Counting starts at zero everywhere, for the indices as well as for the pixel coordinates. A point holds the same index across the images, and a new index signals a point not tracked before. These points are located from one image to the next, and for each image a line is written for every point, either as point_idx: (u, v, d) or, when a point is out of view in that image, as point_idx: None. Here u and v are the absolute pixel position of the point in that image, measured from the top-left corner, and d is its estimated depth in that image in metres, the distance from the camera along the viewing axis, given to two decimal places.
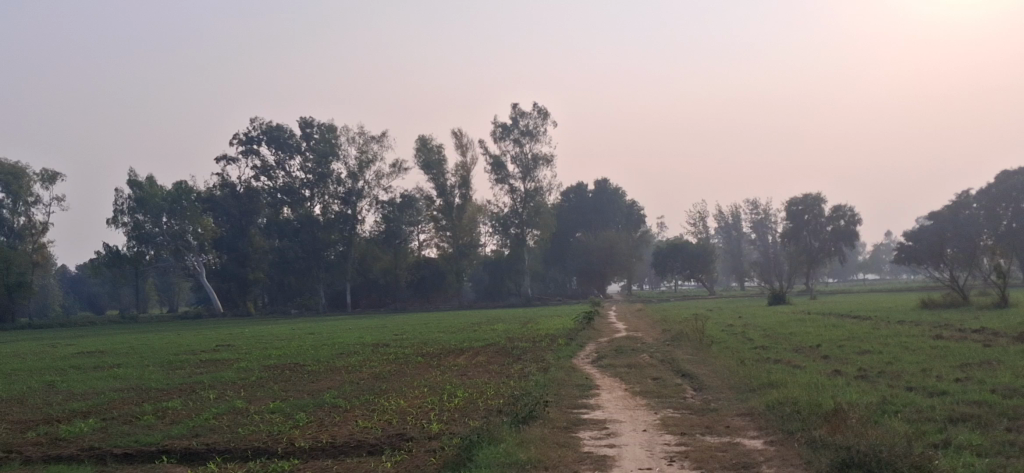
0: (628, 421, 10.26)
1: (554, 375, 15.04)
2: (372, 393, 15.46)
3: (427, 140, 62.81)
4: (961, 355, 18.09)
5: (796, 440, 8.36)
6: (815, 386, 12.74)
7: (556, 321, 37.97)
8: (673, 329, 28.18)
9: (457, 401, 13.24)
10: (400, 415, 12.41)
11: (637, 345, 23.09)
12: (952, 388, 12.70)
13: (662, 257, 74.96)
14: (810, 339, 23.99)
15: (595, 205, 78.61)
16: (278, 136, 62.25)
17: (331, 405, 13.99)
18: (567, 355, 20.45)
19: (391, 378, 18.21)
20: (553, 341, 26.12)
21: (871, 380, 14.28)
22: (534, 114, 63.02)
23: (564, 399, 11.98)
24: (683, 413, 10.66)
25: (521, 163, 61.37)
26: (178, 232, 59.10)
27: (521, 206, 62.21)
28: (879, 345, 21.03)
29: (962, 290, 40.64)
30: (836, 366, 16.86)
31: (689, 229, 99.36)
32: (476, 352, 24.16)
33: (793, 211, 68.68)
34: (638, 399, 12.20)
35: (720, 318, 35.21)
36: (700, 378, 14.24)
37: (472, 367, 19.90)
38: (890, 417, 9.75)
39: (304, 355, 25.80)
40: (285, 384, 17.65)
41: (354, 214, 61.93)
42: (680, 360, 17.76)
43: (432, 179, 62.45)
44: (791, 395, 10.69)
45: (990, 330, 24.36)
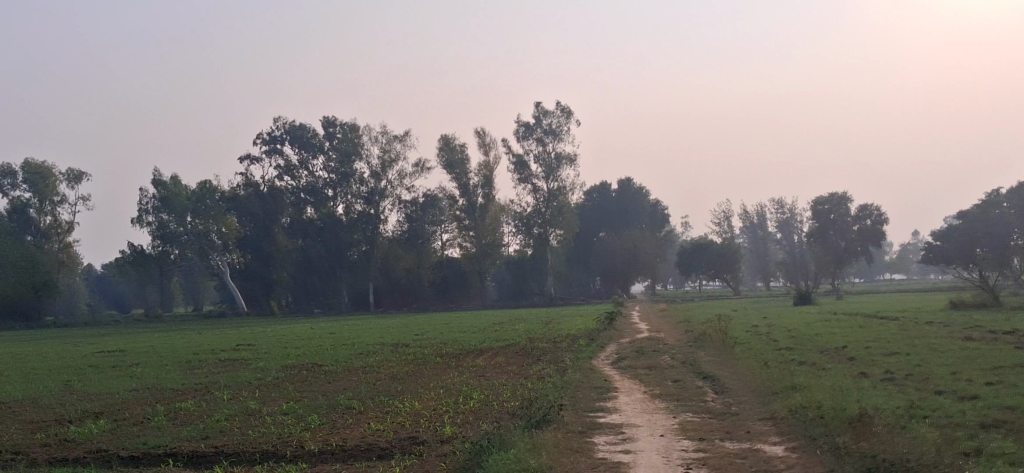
0: (645, 426, 9.95)
1: (571, 377, 14.76)
2: (387, 395, 15.24)
3: (449, 139, 62.70)
4: (992, 357, 17.64)
5: (819, 446, 8.01)
6: (840, 389, 12.38)
7: (578, 322, 37.63)
8: (696, 329, 27.81)
9: (472, 403, 12.97)
10: (413, 417, 12.16)
11: (659, 346, 22.76)
12: (983, 392, 12.28)
13: (686, 257, 74.15)
14: (835, 340, 23.58)
15: (619, 205, 77.30)
16: (301, 135, 62.39)
17: (345, 407, 13.76)
18: (587, 356, 20.17)
19: (408, 379, 17.99)
20: (574, 342, 25.81)
21: (899, 383, 13.88)
22: (557, 113, 62.68)
23: (580, 401, 11.69)
24: (702, 418, 10.33)
25: (544, 162, 61.07)
26: (203, 231, 59.34)
27: (544, 206, 61.99)
28: (906, 347, 20.62)
29: (992, 289, 40.02)
30: (862, 368, 16.47)
31: (714, 230, 98.65)
32: (496, 353, 23.93)
33: (818, 211, 66.93)
34: (656, 402, 11.90)
35: (744, 319, 34.76)
36: (722, 381, 13.90)
37: (491, 368, 19.67)
38: (919, 424, 9.37)
39: (323, 355, 25.64)
40: (300, 384, 17.47)
41: (377, 214, 62.13)
42: (702, 362, 17.42)
43: (455, 179, 62.34)
44: (815, 399, 10.33)
45: (1021, 332, 23.86)
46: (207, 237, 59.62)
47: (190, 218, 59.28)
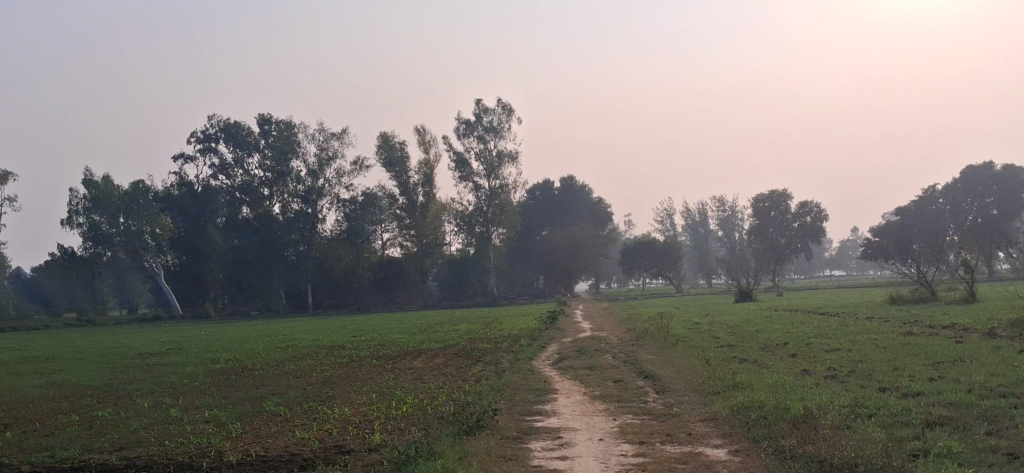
0: (583, 430, 9.49)
1: (509, 378, 14.29)
2: (318, 400, 14.62)
3: (389, 137, 61.89)
4: (931, 352, 17.59)
5: (762, 450, 7.63)
6: (782, 387, 12.04)
7: (521, 321, 37.27)
8: (639, 327, 27.56)
9: (405, 408, 12.43)
10: (343, 424, 11.58)
11: (600, 344, 22.40)
12: (925, 388, 12.07)
13: (629, 255, 74.03)
14: (776, 336, 23.50)
15: (561, 204, 77.72)
16: (236, 133, 60.97)
17: (272, 414, 13.12)
18: (527, 356, 19.77)
19: (341, 383, 17.36)
20: (515, 342, 25.39)
21: (842, 380, 13.65)
22: (497, 110, 62.22)
23: (517, 405, 11.21)
24: (642, 420, 9.91)
25: (486, 160, 60.54)
26: (136, 232, 57.46)
27: (486, 204, 61.39)
28: (847, 343, 20.56)
29: (927, 283, 40.72)
30: (804, 364, 16.24)
31: (657, 228, 99.25)
32: (435, 354, 23.38)
33: (759, 208, 68.89)
34: (596, 405, 11.47)
35: (686, 317, 34.72)
36: (663, 380, 13.54)
37: (428, 370, 19.11)
38: (864, 423, 9.06)
39: (257, 358, 24.88)
40: (228, 390, 16.74)
41: (314, 213, 61.08)
42: (643, 360, 17.09)
43: (395, 177, 61.43)
44: (758, 399, 9.96)
45: (960, 326, 24.01)
46: (141, 239, 57.93)
47: (123, 219, 57.21)
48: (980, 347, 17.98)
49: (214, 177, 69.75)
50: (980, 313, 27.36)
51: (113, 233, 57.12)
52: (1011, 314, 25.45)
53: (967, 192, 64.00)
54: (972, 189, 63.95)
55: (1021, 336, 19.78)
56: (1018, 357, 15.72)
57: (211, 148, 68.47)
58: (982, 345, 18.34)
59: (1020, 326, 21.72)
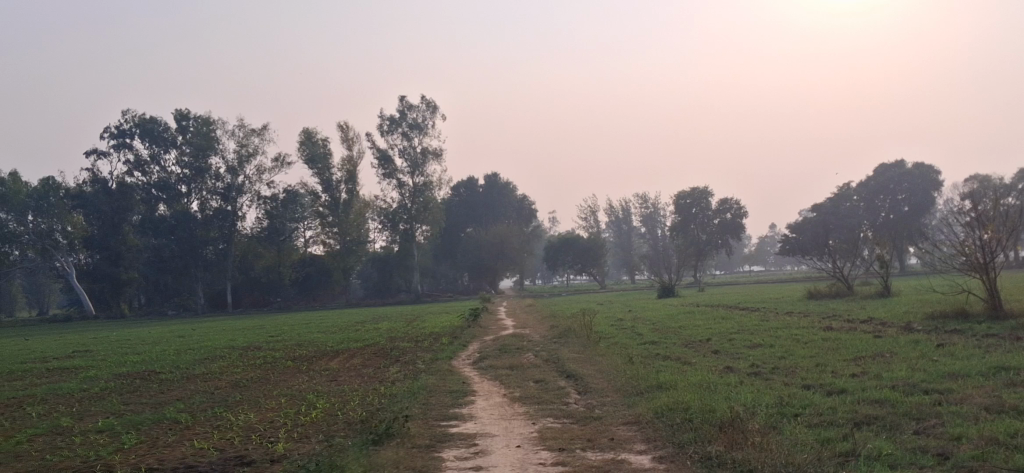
0: (501, 435, 8.96)
1: (425, 380, 13.71)
2: (225, 406, 13.82)
3: (311, 133, 60.62)
4: (851, 347, 17.60)
5: (687, 457, 7.21)
6: (706, 386, 11.70)
7: (443, 319, 36.74)
8: (562, 324, 27.23)
9: (315, 413, 11.74)
10: (246, 432, 10.84)
11: (522, 343, 22.01)
12: (849, 385, 11.84)
13: (552, 251, 73.85)
14: (699, 332, 23.45)
15: (486, 201, 77.02)
16: (151, 128, 58.83)
17: (172, 421, 12.31)
18: (447, 355, 19.22)
19: (250, 386, 16.55)
20: (434, 341, 24.82)
21: (766, 377, 13.38)
22: (421, 106, 61.51)
23: (431, 409, 10.63)
24: (562, 424, 9.42)
25: (409, 157, 59.69)
26: (45, 230, 55.00)
27: (410, 201, 60.16)
28: (769, 339, 20.56)
29: (845, 278, 41.41)
30: (727, 361, 16.03)
31: (581, 225, 99.71)
32: (353, 354, 22.71)
33: (681, 205, 69.81)
34: (516, 407, 10.95)
35: (609, 312, 34.65)
36: (585, 380, 13.11)
37: (344, 372, 18.45)
38: (791, 424, 8.73)
39: (165, 361, 23.83)
40: (129, 396, 15.78)
41: (234, 210, 59.37)
42: (565, 359, 16.68)
43: (317, 174, 59.96)
44: (682, 399, 9.57)
45: (877, 320, 24.25)
46: (50, 237, 55.21)
47: (32, 216, 54.81)
48: (898, 341, 18.08)
49: (126, 173, 67.62)
50: (897, 307, 27.79)
51: (21, 231, 54.44)
52: (926, 308, 25.84)
53: (880, 190, 65.63)
54: (885, 187, 65.54)
55: (938, 330, 19.97)
56: (937, 351, 15.74)
57: (124, 143, 66.36)
58: (900, 340, 18.44)
59: (937, 320, 21.99)
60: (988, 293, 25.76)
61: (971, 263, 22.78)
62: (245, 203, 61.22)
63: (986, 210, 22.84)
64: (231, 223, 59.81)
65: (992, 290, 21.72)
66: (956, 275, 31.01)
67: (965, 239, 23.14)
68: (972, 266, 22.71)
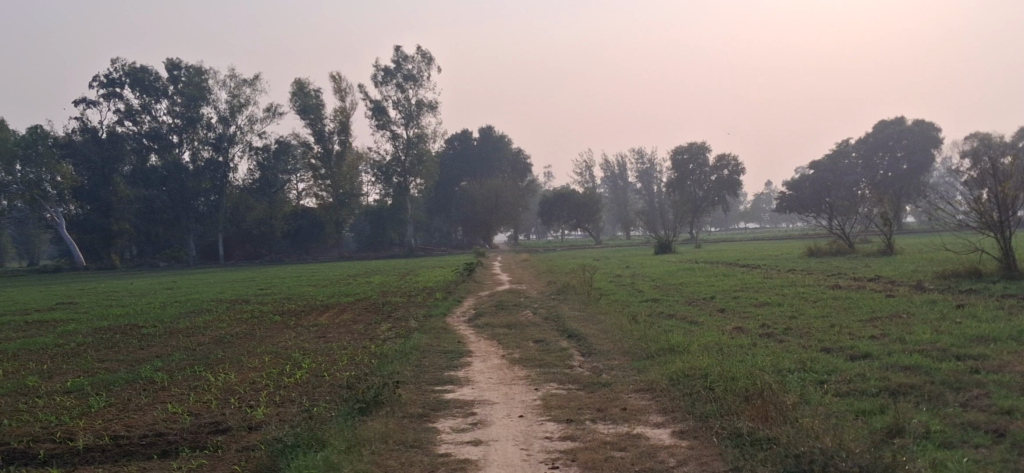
0: (501, 403, 8.13)
1: (417, 339, 12.90)
2: (205, 364, 13.02)
3: (303, 84, 59.28)
4: (864, 307, 16.84)
5: (714, 432, 6.37)
6: (719, 349, 10.90)
7: (437, 273, 35.99)
8: (561, 280, 26.48)
9: (300, 375, 10.93)
10: (224, 395, 10.04)
11: (520, 299, 21.30)
12: (872, 348, 11.03)
13: (548, 206, 72.89)
14: (702, 290, 22.70)
15: (480, 154, 76.12)
16: (141, 78, 57.49)
17: (147, 381, 11.49)
18: (442, 312, 18.49)
19: (234, 343, 15.74)
20: (427, 296, 24.03)
21: (781, 339, 12.57)
22: (417, 57, 60.17)
23: (424, 372, 9.79)
24: (568, 391, 8.59)
25: (404, 109, 58.47)
26: (34, 180, 53.00)
27: (403, 153, 59.07)
28: (777, 298, 19.79)
29: (847, 236, 40.66)
30: (737, 321, 15.27)
31: (576, 180, 98.85)
32: (342, 309, 21.95)
33: (678, 160, 68.81)
34: (516, 370, 10.12)
35: (607, 268, 33.98)
36: (588, 341, 12.32)
37: (335, 328, 17.70)
38: (821, 394, 7.92)
39: (149, 314, 23.01)
40: (105, 352, 14.97)
41: (225, 161, 58.62)
42: (566, 317, 15.89)
43: (309, 124, 58.77)
44: (699, 364, 8.78)
45: (885, 279, 23.55)
46: (39, 187, 53.60)
47: (20, 166, 52.85)
48: (915, 301, 17.31)
49: (116, 123, 66.45)
50: (904, 265, 27.04)
51: (9, 180, 52.18)
52: (935, 267, 25.05)
53: (878, 148, 64.79)
54: (883, 143, 64.73)
55: (951, 290, 19.21)
56: (957, 312, 14.95)
57: (114, 92, 65.09)
58: (917, 299, 17.69)
59: (948, 280, 21.24)
60: (998, 253, 24.90)
61: (984, 221, 21.83)
62: (236, 155, 60.17)
63: (1002, 166, 21.84)
64: (223, 174, 58.84)
65: (1006, 249, 20.91)
66: (964, 234, 30.22)
67: (961, 201, 22.87)
68: (987, 223, 21.76)
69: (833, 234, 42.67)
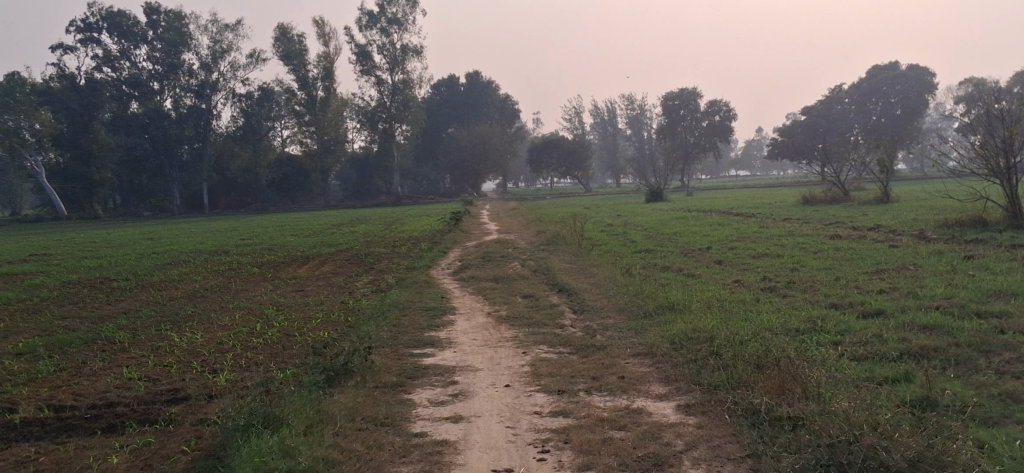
0: (486, 370, 7.35)
1: (397, 295, 12.14)
2: (172, 322, 12.17)
3: (287, 28, 57.69)
4: (868, 258, 16.14)
5: (726, 409, 5.62)
6: (721, 306, 10.16)
7: (422, 222, 35.14)
8: (550, 229, 25.74)
9: (270, 335, 10.15)
10: (186, 358, 9.23)
11: (507, 249, 20.57)
12: (884, 305, 10.32)
13: (536, 153, 71.83)
14: (695, 240, 21.98)
15: (467, 99, 74.99)
16: (120, 23, 55.74)
17: (106, 342, 10.66)
18: (425, 264, 17.72)
19: (206, 298, 14.95)
20: (412, 247, 23.25)
21: (784, 294, 11.84)
22: (401, 1, 58.61)
23: (401, 334, 9.01)
24: (559, 355, 7.83)
25: (389, 54, 57.10)
26: (12, 128, 50.83)
27: (389, 99, 57.78)
28: (776, 248, 19.08)
29: (842, 183, 39.87)
30: (736, 274, 14.56)
31: (566, 127, 97.69)
32: (324, 260, 21.19)
33: (668, 106, 67.73)
34: (502, 331, 9.35)
35: (597, 217, 33.21)
36: (581, 295, 11.58)
37: (312, 280, 16.96)
38: (838, 359, 7.19)
39: (123, 267, 22.14)
40: (69, 308, 14.16)
41: (208, 108, 57.52)
42: (556, 270, 15.12)
43: (293, 70, 57.26)
44: (703, 325, 8.01)
45: (884, 228, 22.82)
46: (18, 135, 51.49)
47: None
48: (919, 252, 16.61)
49: (95, 69, 64.92)
50: (901, 214, 26.31)
51: None
52: (934, 216, 24.30)
53: (872, 93, 64.02)
54: (877, 88, 63.95)
55: (955, 239, 18.51)
56: (967, 264, 14.23)
57: (93, 37, 63.44)
58: (921, 250, 16.99)
59: (950, 229, 20.53)
60: (1001, 201, 24.06)
61: (990, 167, 20.70)
62: (219, 102, 58.95)
63: (1009, 109, 20.71)
64: (206, 121, 57.62)
65: (1011, 197, 20.09)
66: (964, 181, 29.43)
67: (955, 147, 22.31)
68: (991, 170, 20.67)
69: (828, 181, 41.90)
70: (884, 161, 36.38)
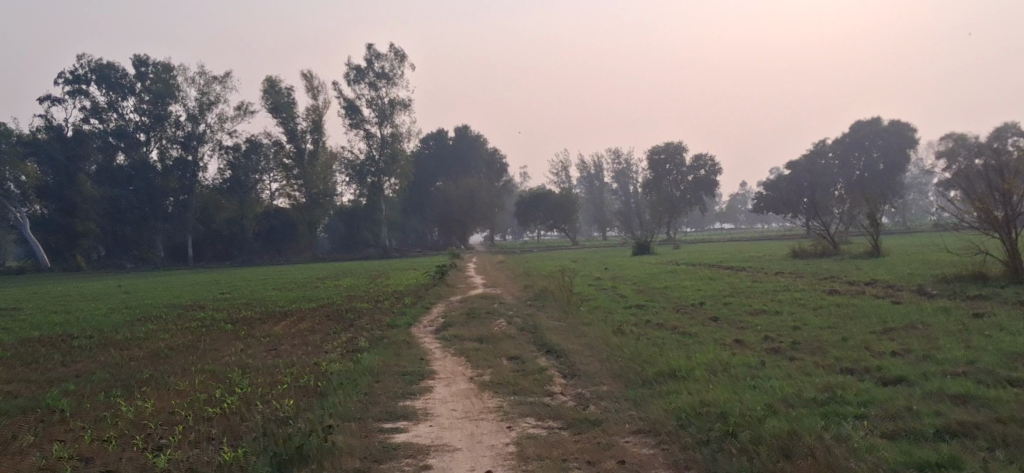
0: (465, 451, 6.39)
1: (370, 358, 11.16)
2: (126, 386, 11.16)
3: (275, 80, 57.13)
4: (875, 315, 15.25)
5: None
6: (723, 372, 9.23)
7: (408, 275, 34.24)
8: (538, 284, 24.82)
9: (228, 403, 9.17)
10: (131, 432, 8.20)
11: (493, 305, 19.62)
12: (904, 370, 9.39)
13: (523, 206, 71.15)
14: (690, 295, 21.09)
15: (455, 153, 74.94)
16: (107, 74, 55.05)
17: (47, 410, 9.64)
18: (406, 321, 16.70)
19: (171, 359, 13.89)
20: (395, 302, 22.25)
21: (791, 357, 10.90)
22: (389, 55, 58.20)
23: (371, 405, 8.04)
24: (548, 432, 6.88)
25: (377, 108, 56.52)
26: None
27: (377, 152, 57.07)
28: (772, 304, 18.20)
29: (830, 236, 39.03)
30: (736, 332, 13.63)
31: (552, 180, 97.28)
32: (301, 316, 20.17)
33: (655, 160, 67.40)
34: (485, 400, 8.37)
35: (586, 271, 32.36)
36: (571, 359, 10.62)
37: (286, 339, 15.95)
38: (868, 438, 6.26)
39: (90, 322, 21.03)
40: (19, 370, 13.10)
41: (194, 160, 56.85)
42: (544, 328, 14.14)
43: (281, 123, 56.50)
44: (710, 399, 7.08)
45: (884, 283, 21.97)
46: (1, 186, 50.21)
47: None
48: (927, 309, 15.73)
49: (82, 120, 64.29)
50: (899, 268, 25.54)
51: None
52: (933, 271, 23.56)
53: (856, 148, 63.80)
54: (861, 143, 63.65)
55: (961, 296, 17.68)
56: (979, 323, 13.33)
57: (80, 88, 62.86)
58: (929, 306, 16.13)
59: (953, 284, 19.68)
60: (1001, 254, 23.32)
61: (990, 220, 19.79)
62: (204, 153, 58.22)
63: (1009, 160, 19.78)
64: (192, 174, 56.99)
65: (1015, 253, 19.29)
66: (962, 235, 28.72)
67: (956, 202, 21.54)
68: (992, 223, 19.85)
69: (814, 233, 41.13)
70: (874, 212, 35.52)
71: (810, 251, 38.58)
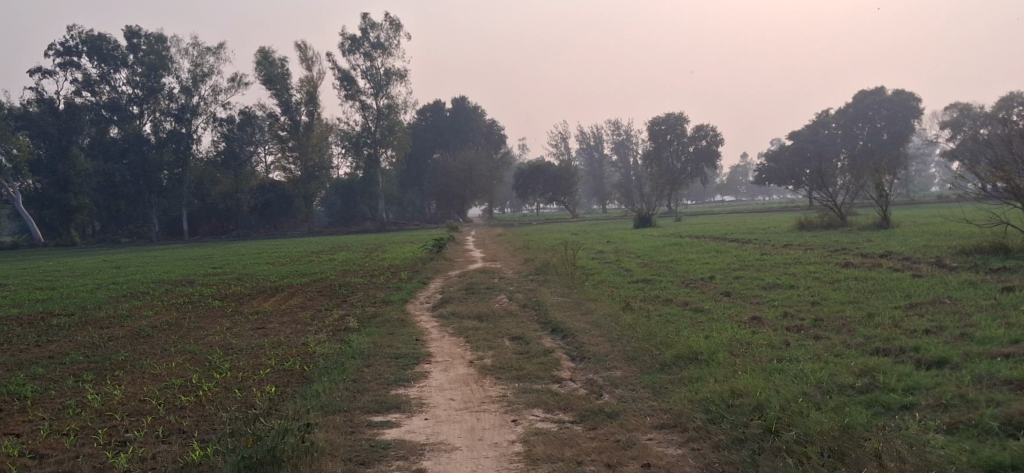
0: (465, 450, 5.58)
1: (361, 339, 10.33)
2: (98, 370, 10.33)
3: (268, 52, 55.65)
4: (896, 289, 14.47)
5: None
6: (747, 355, 8.40)
7: (405, 249, 33.34)
8: (539, 257, 24.05)
9: (205, 390, 8.35)
10: (94, 424, 7.37)
11: (493, 280, 18.81)
12: (944, 350, 8.58)
13: (522, 178, 70.11)
14: (697, 268, 20.28)
15: (453, 125, 73.95)
16: (98, 46, 53.78)
17: (8, 399, 8.80)
18: (401, 298, 15.88)
19: (153, 339, 13.11)
20: (391, 277, 21.45)
21: (817, 336, 10.08)
22: (385, 24, 57.09)
23: (360, 393, 7.23)
24: (559, 426, 6.06)
25: (373, 79, 55.47)
26: None
27: (373, 124, 55.99)
28: (785, 277, 17.40)
29: (837, 207, 38.00)
30: (752, 309, 12.80)
31: (551, 152, 96.35)
32: (294, 292, 19.36)
33: (655, 131, 66.59)
34: (486, 388, 7.53)
35: (588, 243, 31.52)
36: (578, 339, 9.81)
37: (275, 316, 15.14)
38: (927, 434, 5.46)
39: (74, 300, 20.21)
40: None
41: (187, 133, 55.11)
42: (547, 305, 13.33)
43: (274, 95, 55.45)
44: (742, 388, 6.24)
45: (897, 255, 21.17)
46: None
47: None
48: (950, 281, 14.93)
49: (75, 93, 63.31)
50: (910, 239, 24.68)
51: None
52: (946, 242, 22.74)
53: (857, 118, 62.82)
54: (864, 113, 62.56)
55: (982, 267, 16.91)
56: (1009, 297, 12.54)
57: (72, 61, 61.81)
58: (952, 279, 15.32)
59: (972, 256, 18.87)
60: (1016, 224, 22.52)
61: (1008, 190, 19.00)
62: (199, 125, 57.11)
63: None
64: (186, 145, 55.02)
65: None
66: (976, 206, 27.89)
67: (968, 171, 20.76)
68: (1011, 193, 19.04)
69: (820, 205, 40.11)
70: (883, 179, 34.38)
71: (817, 223, 37.53)
